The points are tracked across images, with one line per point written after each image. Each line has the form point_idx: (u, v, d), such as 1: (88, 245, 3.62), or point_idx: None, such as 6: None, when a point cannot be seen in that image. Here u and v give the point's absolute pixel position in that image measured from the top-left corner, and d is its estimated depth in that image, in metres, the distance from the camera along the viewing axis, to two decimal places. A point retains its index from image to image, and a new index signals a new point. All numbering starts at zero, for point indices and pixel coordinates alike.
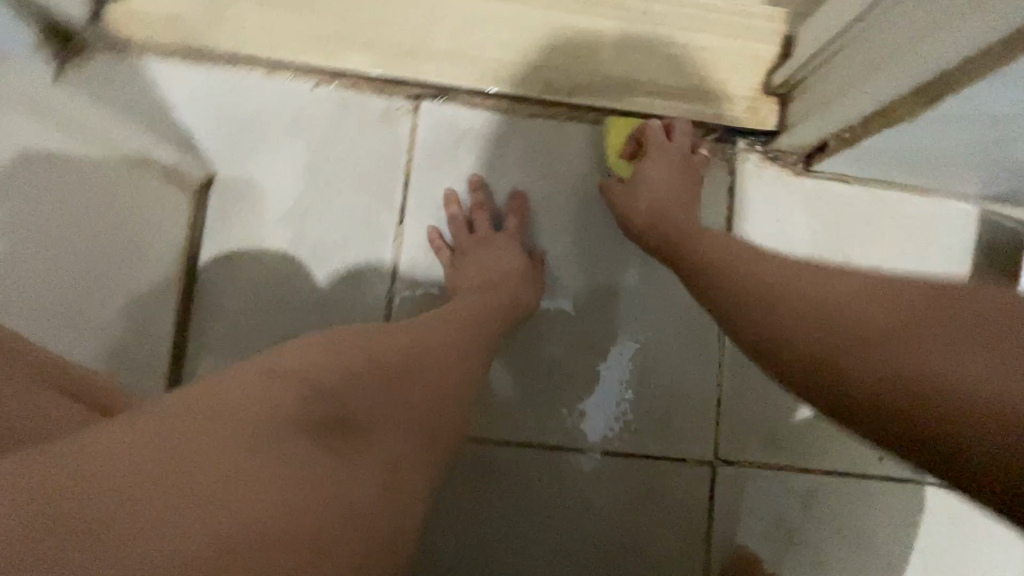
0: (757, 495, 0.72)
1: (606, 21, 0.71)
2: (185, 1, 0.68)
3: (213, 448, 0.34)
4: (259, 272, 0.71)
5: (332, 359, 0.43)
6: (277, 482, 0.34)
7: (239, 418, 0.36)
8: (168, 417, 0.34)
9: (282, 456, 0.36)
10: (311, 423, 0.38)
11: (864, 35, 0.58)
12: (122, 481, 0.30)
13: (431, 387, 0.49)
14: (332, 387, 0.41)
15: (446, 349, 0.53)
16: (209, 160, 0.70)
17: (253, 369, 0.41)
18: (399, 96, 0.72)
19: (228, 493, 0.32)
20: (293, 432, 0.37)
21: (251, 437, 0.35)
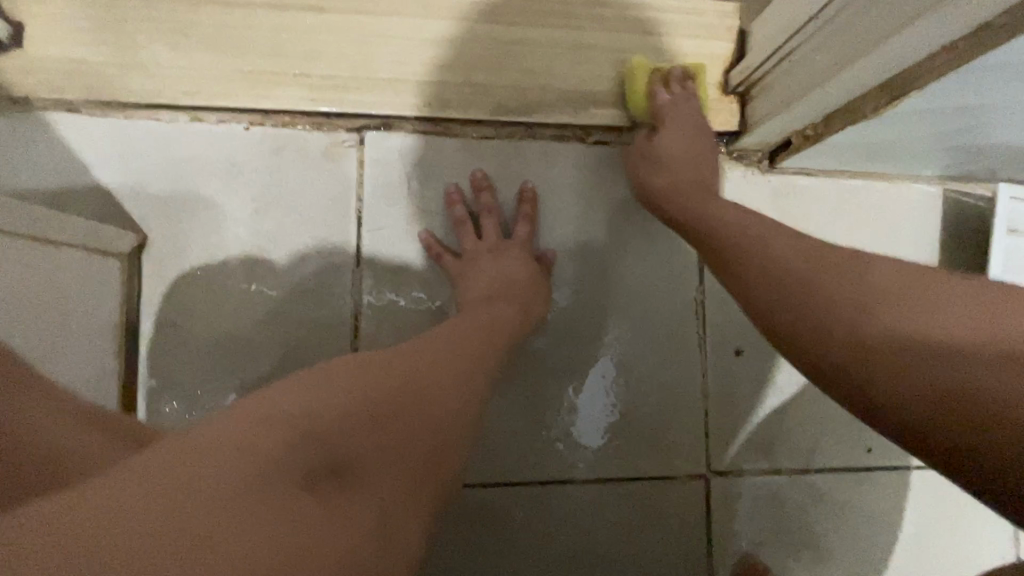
0: (754, 501, 0.72)
1: (554, 31, 0.67)
2: (88, 48, 0.61)
3: (183, 501, 0.31)
4: (210, 335, 0.65)
5: (316, 395, 0.41)
6: (264, 526, 0.33)
7: (221, 463, 0.34)
8: (147, 471, 0.33)
9: (267, 502, 0.34)
10: (297, 467, 0.36)
11: (818, 34, 0.56)
12: (100, 535, 0.29)
13: (425, 414, 0.45)
14: (315, 424, 0.39)
15: (437, 374, 0.49)
16: (137, 219, 0.64)
17: (241, 414, 0.38)
18: (341, 130, 0.67)
19: (212, 542, 0.31)
20: (278, 478, 0.35)
21: (235, 484, 0.34)
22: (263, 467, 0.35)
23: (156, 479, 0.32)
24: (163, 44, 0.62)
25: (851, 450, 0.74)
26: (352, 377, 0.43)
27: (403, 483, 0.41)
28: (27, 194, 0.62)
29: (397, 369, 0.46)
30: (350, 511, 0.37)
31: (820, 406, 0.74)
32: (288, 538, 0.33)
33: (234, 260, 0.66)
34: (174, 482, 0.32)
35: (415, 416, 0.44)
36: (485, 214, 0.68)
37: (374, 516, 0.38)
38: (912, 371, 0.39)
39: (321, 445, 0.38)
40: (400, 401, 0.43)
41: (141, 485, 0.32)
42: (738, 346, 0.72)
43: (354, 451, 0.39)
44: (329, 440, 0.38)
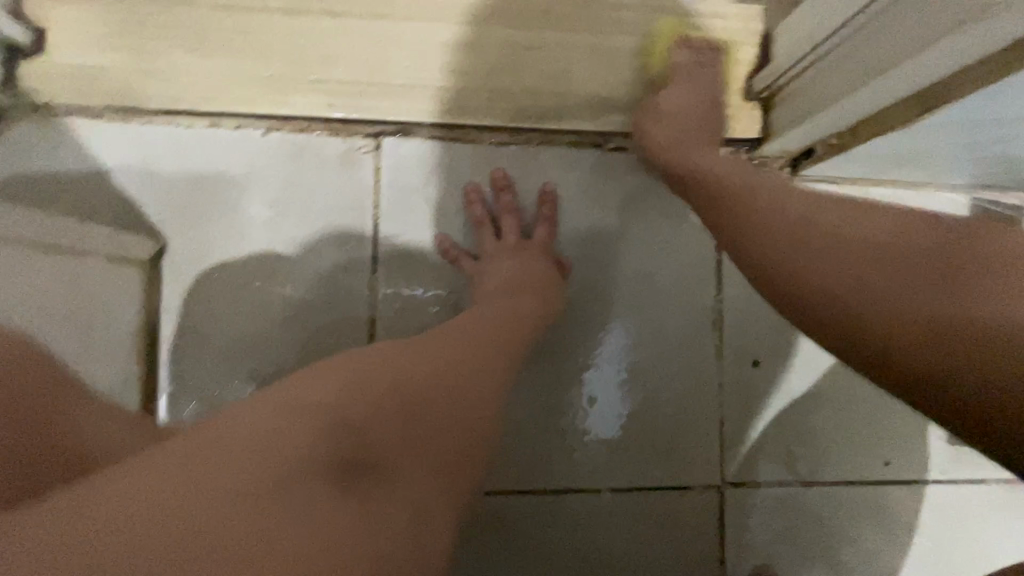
0: (768, 512, 0.71)
1: (573, 36, 0.66)
2: (108, 53, 0.62)
3: (221, 484, 0.34)
4: (227, 338, 0.66)
5: (344, 382, 0.42)
6: (291, 504, 0.35)
7: (250, 450, 0.36)
8: (184, 456, 0.36)
9: (295, 483, 0.36)
10: (325, 450, 0.38)
11: (851, 41, 0.55)
12: (144, 508, 0.32)
13: (453, 398, 0.45)
14: (343, 411, 0.40)
15: (465, 363, 0.49)
16: (156, 224, 0.65)
17: (270, 403, 0.40)
18: (358, 136, 0.67)
19: (242, 516, 0.33)
20: (304, 460, 0.37)
21: (263, 466, 0.36)
22: (293, 451, 0.37)
23: (194, 464, 0.35)
24: (181, 49, 0.62)
25: (868, 463, 0.73)
26: (377, 364, 0.44)
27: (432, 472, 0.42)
28: (48, 198, 0.63)
29: (418, 358, 0.47)
30: (381, 495, 0.38)
31: (837, 418, 0.73)
32: (323, 515, 0.35)
33: (252, 265, 0.66)
34: (211, 465, 0.35)
35: (439, 404, 0.44)
36: (507, 212, 0.67)
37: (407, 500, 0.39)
38: (911, 319, 0.40)
39: (350, 433, 0.39)
40: (423, 391, 0.44)
41: (181, 467, 0.35)
42: (755, 356, 0.72)
43: (383, 440, 0.40)
44: (356, 428, 0.39)
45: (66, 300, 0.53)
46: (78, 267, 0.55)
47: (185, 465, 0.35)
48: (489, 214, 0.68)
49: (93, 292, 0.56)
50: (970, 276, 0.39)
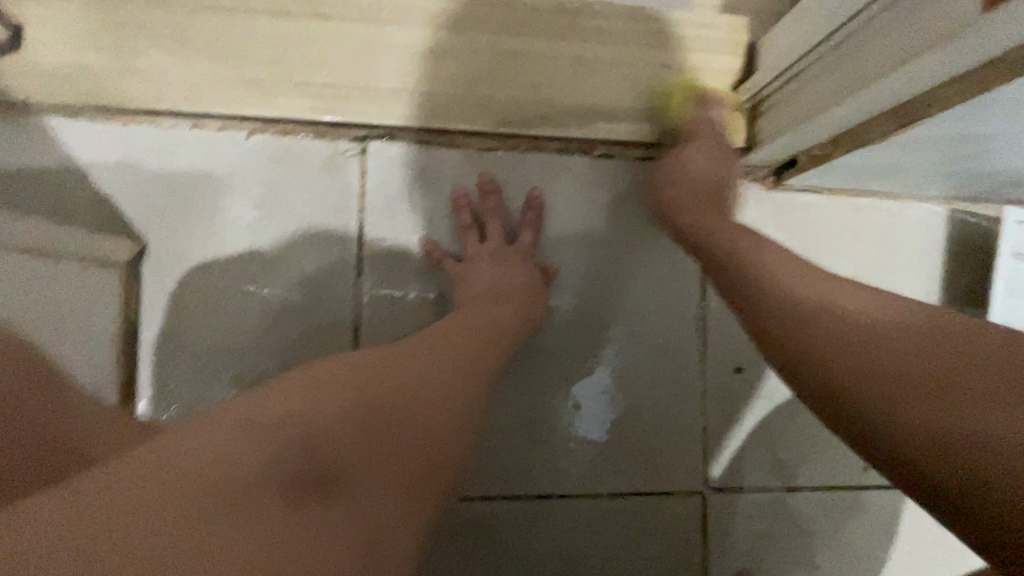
0: (749, 518, 0.72)
1: (560, 43, 0.67)
2: (87, 51, 0.61)
3: (161, 508, 0.32)
4: (208, 343, 0.65)
5: (312, 395, 0.40)
6: (232, 527, 0.33)
7: (200, 465, 0.34)
8: (130, 468, 0.34)
9: (241, 503, 0.34)
10: (279, 471, 0.35)
11: (833, 54, 0.56)
12: (75, 521, 0.30)
13: (421, 421, 0.43)
14: (303, 428, 0.38)
15: (439, 379, 0.47)
16: (137, 227, 0.63)
17: (233, 414, 0.38)
18: (343, 140, 0.66)
19: (176, 537, 0.31)
20: (256, 480, 0.35)
21: (211, 482, 0.34)
22: (243, 472, 0.35)
23: (135, 482, 0.33)
24: (163, 50, 0.61)
25: (847, 469, 0.74)
26: (342, 378, 0.42)
27: (395, 495, 0.39)
28: (25, 201, 0.61)
29: (391, 372, 0.45)
30: (337, 522, 0.36)
31: (818, 424, 0.74)
32: (269, 552, 0.33)
33: (234, 269, 0.65)
34: (153, 486, 0.33)
35: (407, 423, 0.42)
36: (490, 215, 0.67)
37: (364, 531, 0.37)
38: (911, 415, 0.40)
39: (310, 455, 0.37)
40: (390, 406, 0.42)
41: (119, 487, 0.32)
42: (737, 363, 0.72)
43: (345, 461, 0.38)
44: (316, 447, 0.37)
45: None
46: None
47: (126, 483, 0.33)
48: (475, 219, 0.67)
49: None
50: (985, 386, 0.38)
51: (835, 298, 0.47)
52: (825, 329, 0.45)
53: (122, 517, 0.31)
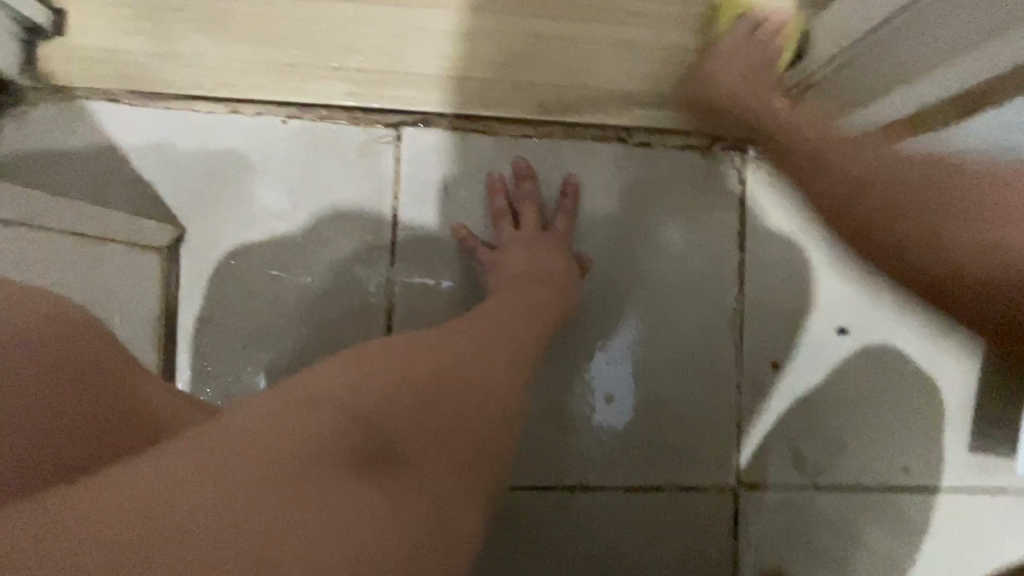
0: (782, 515, 0.71)
1: (598, 28, 0.65)
2: (129, 36, 0.61)
3: (245, 474, 0.32)
4: (245, 325, 0.66)
5: (365, 375, 0.41)
6: (325, 491, 0.33)
7: (286, 431, 0.35)
8: (217, 434, 0.34)
9: (334, 476, 0.34)
10: (359, 450, 0.36)
11: (888, 39, 0.53)
12: (176, 476, 0.31)
13: (466, 402, 0.44)
14: (366, 402, 0.39)
15: (478, 360, 0.48)
16: (175, 211, 0.64)
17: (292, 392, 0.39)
18: (377, 125, 0.66)
19: (283, 492, 0.32)
20: (342, 453, 0.36)
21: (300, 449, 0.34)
22: (322, 441, 0.35)
23: (222, 450, 0.33)
24: (202, 34, 0.62)
25: (885, 468, 0.72)
26: (392, 359, 0.43)
27: (451, 465, 0.41)
28: (68, 186, 0.62)
29: (434, 354, 0.45)
30: (407, 489, 0.37)
31: (855, 422, 0.72)
32: (351, 506, 0.34)
33: (270, 253, 0.65)
34: (238, 452, 0.33)
35: (449, 410, 0.42)
36: (522, 202, 0.66)
37: (431, 500, 0.38)
38: None
39: (372, 427, 0.38)
40: (441, 383, 0.43)
41: (201, 454, 0.32)
42: (774, 359, 0.71)
43: (403, 436, 0.39)
44: (375, 423, 0.38)
45: (88, 280, 0.52)
46: (96, 253, 0.54)
47: (213, 450, 0.33)
48: (509, 206, 0.66)
49: (114, 277, 0.56)
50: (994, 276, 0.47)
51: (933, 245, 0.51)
52: None
53: (216, 477, 0.31)
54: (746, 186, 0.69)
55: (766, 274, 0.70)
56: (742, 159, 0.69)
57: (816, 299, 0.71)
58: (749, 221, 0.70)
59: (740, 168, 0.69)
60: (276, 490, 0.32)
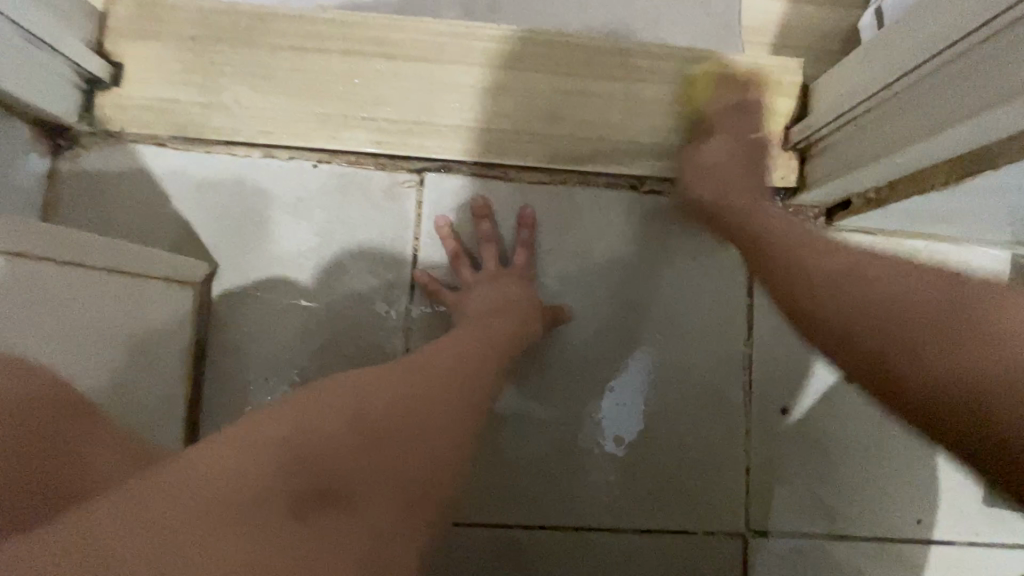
0: (792, 564, 0.70)
1: (613, 84, 0.69)
2: (178, 87, 0.66)
3: (169, 521, 0.32)
4: (268, 356, 0.69)
5: (326, 405, 0.39)
6: (252, 534, 0.33)
7: (227, 471, 0.34)
8: (156, 477, 0.34)
9: (266, 521, 0.34)
10: (301, 490, 0.35)
11: (890, 104, 0.56)
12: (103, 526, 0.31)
13: (433, 434, 0.41)
14: (310, 446, 0.37)
15: (454, 385, 0.46)
16: (210, 249, 0.68)
17: (248, 425, 0.38)
18: (402, 171, 0.70)
19: (209, 536, 0.32)
20: (282, 492, 0.35)
21: (236, 492, 0.34)
22: (250, 495, 0.34)
23: (143, 494, 0.33)
24: (245, 86, 0.67)
25: (895, 520, 0.72)
26: (350, 394, 0.41)
27: (404, 505, 0.39)
28: (113, 225, 0.67)
29: (404, 381, 0.43)
30: (346, 539, 0.35)
31: (865, 470, 0.72)
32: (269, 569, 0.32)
33: (294, 289, 0.69)
34: (155, 498, 0.32)
35: (413, 440, 0.40)
36: (531, 243, 0.69)
37: (369, 547, 0.36)
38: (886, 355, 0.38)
39: (311, 472, 0.36)
40: (400, 419, 0.40)
41: (120, 504, 0.32)
42: (783, 405, 0.71)
43: (349, 478, 0.37)
44: (317, 463, 0.36)
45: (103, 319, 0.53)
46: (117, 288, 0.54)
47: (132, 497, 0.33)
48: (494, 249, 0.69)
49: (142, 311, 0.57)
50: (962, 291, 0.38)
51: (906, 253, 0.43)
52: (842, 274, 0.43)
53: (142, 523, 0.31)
54: None
55: (774, 320, 0.72)
56: None
57: None
58: None
59: None
60: (202, 535, 0.32)
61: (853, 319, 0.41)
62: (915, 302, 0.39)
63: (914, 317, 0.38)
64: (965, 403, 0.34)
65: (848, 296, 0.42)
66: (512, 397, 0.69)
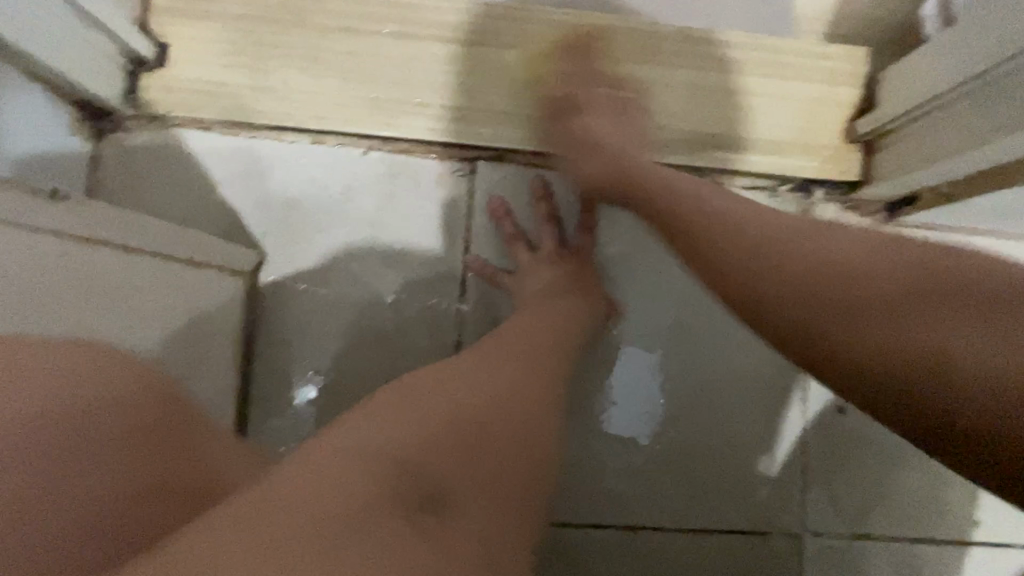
0: (849, 565, 0.69)
1: (673, 72, 0.67)
2: (225, 69, 0.64)
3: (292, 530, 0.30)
4: (316, 349, 0.67)
5: (408, 413, 0.39)
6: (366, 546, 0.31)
7: (333, 483, 0.33)
8: (260, 497, 0.32)
9: (381, 539, 0.32)
10: (407, 502, 0.34)
11: (975, 96, 0.54)
12: (223, 542, 0.29)
13: (513, 436, 0.43)
14: (402, 450, 0.36)
15: (527, 386, 0.48)
16: (258, 238, 0.66)
17: (336, 439, 0.37)
18: (453, 160, 0.68)
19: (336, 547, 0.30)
20: (389, 511, 0.33)
21: (347, 506, 0.32)
22: (353, 496, 0.33)
23: (254, 520, 0.30)
24: (294, 69, 0.65)
25: (952, 523, 0.71)
26: (423, 399, 0.41)
27: (494, 509, 0.39)
28: (159, 211, 0.65)
29: (472, 387, 0.44)
30: (453, 540, 0.35)
31: (922, 472, 0.71)
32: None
33: (345, 279, 0.67)
34: (277, 519, 0.31)
35: (496, 440, 0.41)
36: (587, 236, 0.67)
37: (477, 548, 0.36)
38: (864, 327, 0.40)
39: (415, 474, 0.36)
40: (483, 423, 0.41)
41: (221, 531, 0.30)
42: (839, 404, 0.70)
43: (448, 481, 0.37)
44: (417, 467, 0.36)
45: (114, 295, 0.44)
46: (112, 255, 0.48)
47: (239, 522, 0.30)
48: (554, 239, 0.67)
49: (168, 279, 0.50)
50: (855, 262, 0.42)
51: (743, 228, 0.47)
52: (794, 259, 0.44)
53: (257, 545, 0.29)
54: None
55: None
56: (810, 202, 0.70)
57: None
58: None
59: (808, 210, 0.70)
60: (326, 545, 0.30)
61: (807, 306, 0.43)
62: (807, 268, 0.43)
63: (852, 292, 0.41)
64: (946, 343, 0.37)
65: (802, 274, 0.43)
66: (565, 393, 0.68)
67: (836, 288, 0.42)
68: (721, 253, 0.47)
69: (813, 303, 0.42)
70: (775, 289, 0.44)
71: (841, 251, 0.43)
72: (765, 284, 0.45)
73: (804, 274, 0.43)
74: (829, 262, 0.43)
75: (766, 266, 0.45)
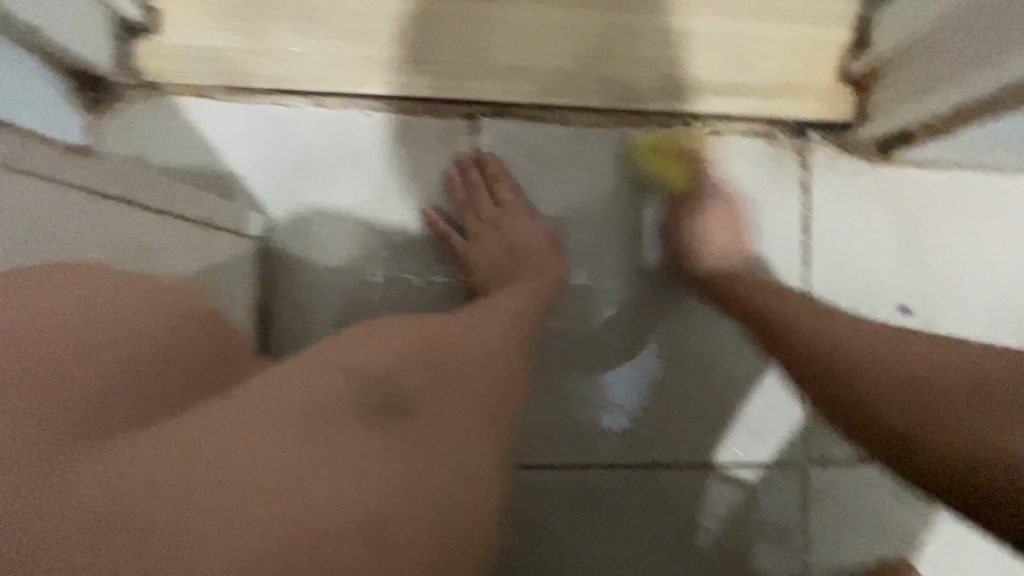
0: (848, 488, 0.74)
1: (669, 18, 0.67)
2: (218, 31, 0.63)
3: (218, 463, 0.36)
4: (329, 308, 0.68)
5: (370, 351, 0.45)
6: (304, 483, 0.37)
7: (275, 415, 0.39)
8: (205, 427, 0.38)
9: (341, 455, 0.38)
10: (363, 415, 0.41)
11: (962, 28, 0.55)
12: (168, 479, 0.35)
13: (482, 371, 0.48)
14: (365, 371, 0.43)
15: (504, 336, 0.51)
16: (263, 203, 0.67)
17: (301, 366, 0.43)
18: (453, 117, 0.69)
19: (263, 483, 0.36)
20: (348, 428, 0.40)
21: (281, 447, 0.38)
22: (310, 415, 0.40)
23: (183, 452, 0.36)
24: (289, 30, 0.64)
25: None
26: (379, 338, 0.46)
27: (467, 422, 0.45)
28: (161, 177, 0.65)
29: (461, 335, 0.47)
30: (416, 444, 0.41)
31: None
32: (349, 484, 0.37)
33: (353, 239, 0.68)
34: (205, 455, 0.36)
35: (461, 366, 0.47)
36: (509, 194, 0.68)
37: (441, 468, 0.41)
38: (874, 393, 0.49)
39: (373, 389, 0.42)
40: (442, 356, 0.47)
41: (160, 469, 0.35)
42: None
43: (409, 399, 0.43)
44: (375, 387, 0.42)
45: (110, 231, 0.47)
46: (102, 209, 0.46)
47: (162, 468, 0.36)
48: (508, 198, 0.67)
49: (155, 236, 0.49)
50: (875, 369, 0.50)
51: (832, 326, 0.55)
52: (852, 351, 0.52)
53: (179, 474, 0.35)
54: (809, 171, 0.72)
55: (827, 255, 0.73)
56: (806, 143, 0.72)
57: (876, 280, 0.73)
58: (810, 206, 0.73)
59: (804, 152, 0.72)
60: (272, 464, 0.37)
61: (864, 383, 0.50)
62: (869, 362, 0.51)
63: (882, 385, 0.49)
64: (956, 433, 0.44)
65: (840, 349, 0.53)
66: (574, 341, 0.71)
67: (870, 372, 0.50)
68: (837, 341, 0.53)
69: (856, 384, 0.50)
70: (862, 369, 0.51)
71: (875, 351, 0.51)
72: (861, 368, 0.51)
73: (868, 367, 0.51)
74: (868, 371, 0.50)
75: (847, 356, 0.52)
